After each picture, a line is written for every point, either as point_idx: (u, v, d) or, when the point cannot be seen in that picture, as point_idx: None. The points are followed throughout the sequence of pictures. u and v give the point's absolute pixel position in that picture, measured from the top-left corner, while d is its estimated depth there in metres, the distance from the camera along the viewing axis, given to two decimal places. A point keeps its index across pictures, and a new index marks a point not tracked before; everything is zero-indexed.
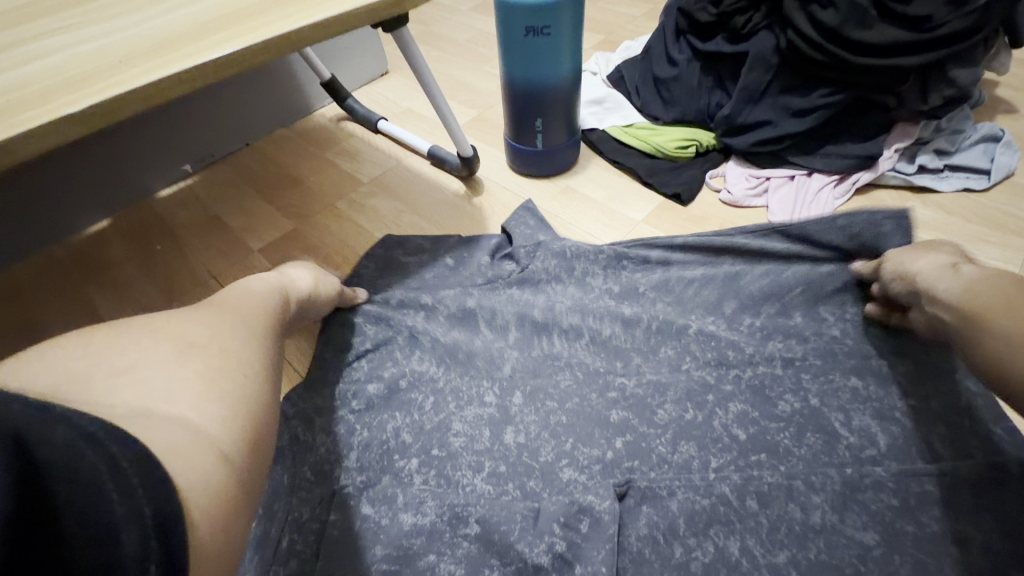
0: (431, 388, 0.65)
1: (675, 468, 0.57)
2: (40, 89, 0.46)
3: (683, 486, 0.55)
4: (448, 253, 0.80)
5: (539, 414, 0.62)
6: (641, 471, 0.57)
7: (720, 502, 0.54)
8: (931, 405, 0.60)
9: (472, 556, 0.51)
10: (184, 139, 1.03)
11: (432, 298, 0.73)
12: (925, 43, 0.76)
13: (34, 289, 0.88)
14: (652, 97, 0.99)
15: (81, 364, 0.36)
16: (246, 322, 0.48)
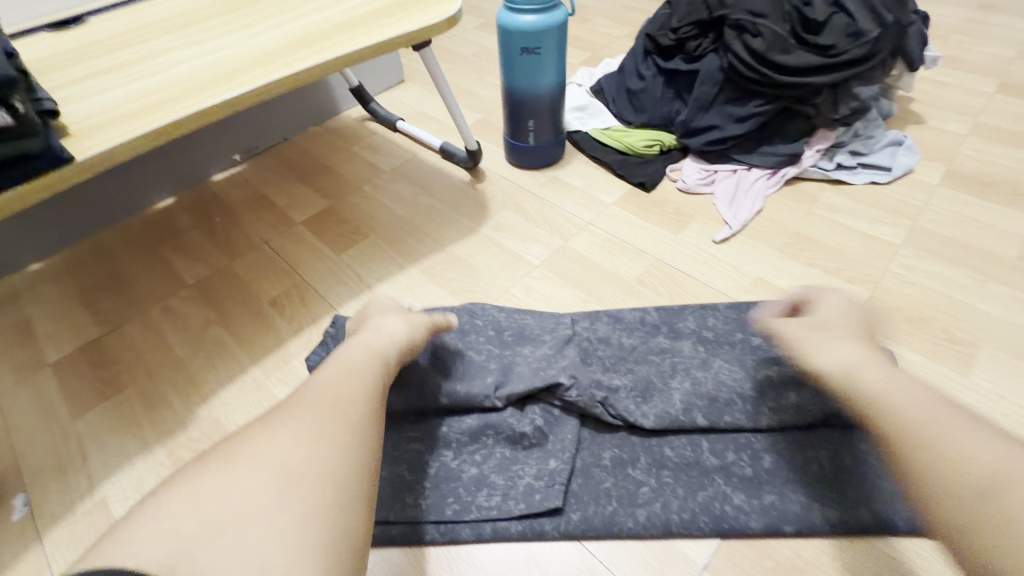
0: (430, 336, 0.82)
1: (632, 374, 0.76)
2: (182, 87, 0.67)
3: (636, 385, 0.74)
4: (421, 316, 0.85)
5: (531, 340, 0.79)
6: (607, 376, 0.76)
7: (660, 392, 0.73)
8: None
9: (474, 429, 0.72)
10: (235, 133, 1.24)
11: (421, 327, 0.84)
12: (833, 65, 0.98)
13: (119, 250, 1.07)
14: (625, 105, 1.21)
15: (185, 504, 0.42)
16: (336, 428, 0.50)
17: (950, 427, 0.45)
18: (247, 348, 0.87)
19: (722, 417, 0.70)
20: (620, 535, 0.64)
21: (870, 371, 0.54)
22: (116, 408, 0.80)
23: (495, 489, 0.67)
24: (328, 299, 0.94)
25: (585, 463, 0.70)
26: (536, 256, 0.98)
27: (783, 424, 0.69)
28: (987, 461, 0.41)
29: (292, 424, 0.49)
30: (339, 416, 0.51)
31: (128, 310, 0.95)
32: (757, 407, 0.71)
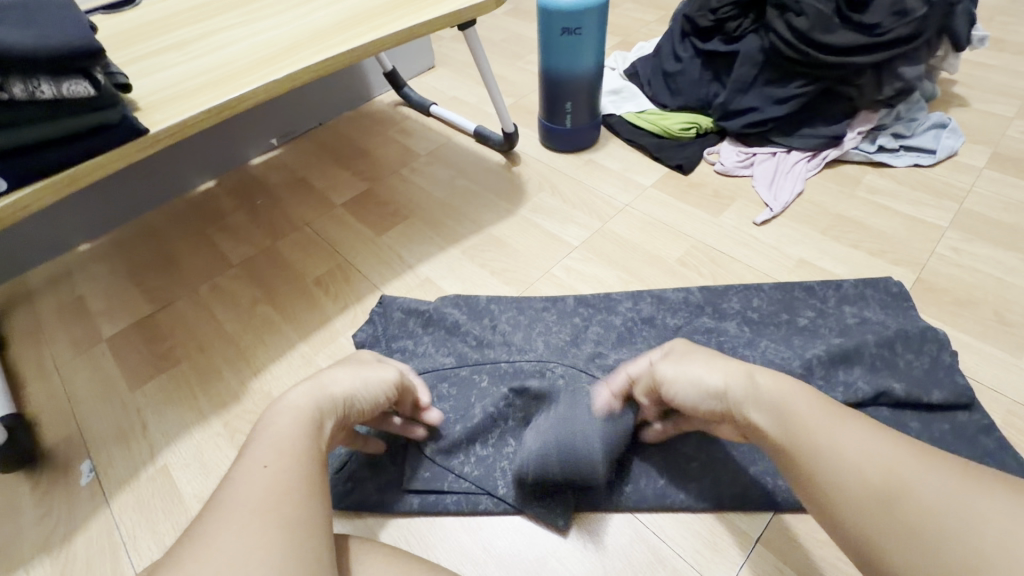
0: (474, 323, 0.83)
1: None
2: (244, 64, 0.68)
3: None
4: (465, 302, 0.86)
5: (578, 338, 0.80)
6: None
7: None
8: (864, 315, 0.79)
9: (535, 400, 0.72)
10: (273, 117, 1.25)
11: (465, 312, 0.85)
12: (878, 45, 0.96)
13: (164, 231, 1.09)
14: (661, 88, 1.20)
15: None
16: (273, 553, 0.36)
17: (820, 433, 0.43)
18: (296, 325, 0.89)
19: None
20: (673, 508, 0.65)
21: (755, 390, 0.49)
22: (172, 381, 0.82)
23: (548, 485, 0.64)
24: (371, 278, 0.95)
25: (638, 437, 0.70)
26: (575, 238, 0.98)
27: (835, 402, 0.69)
28: (868, 470, 0.40)
29: (206, 569, 0.34)
30: (280, 529, 0.37)
31: (175, 288, 0.96)
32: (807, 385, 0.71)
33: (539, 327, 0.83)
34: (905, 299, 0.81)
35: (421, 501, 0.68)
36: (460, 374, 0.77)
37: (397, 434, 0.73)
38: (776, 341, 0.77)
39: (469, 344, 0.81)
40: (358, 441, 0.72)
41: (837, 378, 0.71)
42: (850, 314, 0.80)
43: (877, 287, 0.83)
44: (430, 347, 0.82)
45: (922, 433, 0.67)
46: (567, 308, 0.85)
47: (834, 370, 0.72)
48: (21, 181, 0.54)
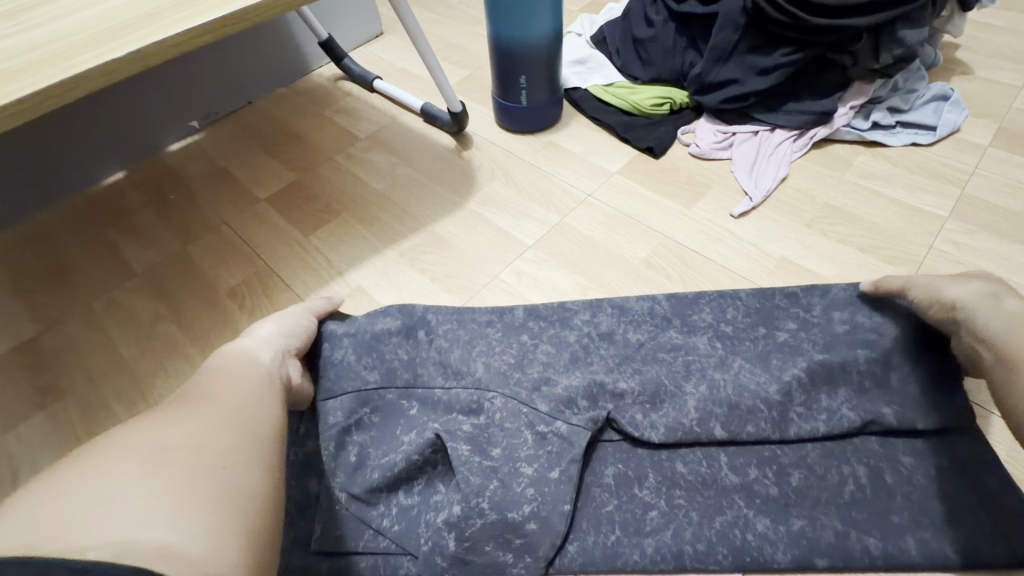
0: (403, 343, 0.70)
1: (639, 376, 0.66)
2: (82, 38, 0.51)
3: (644, 389, 0.64)
4: (393, 314, 0.73)
5: (522, 355, 0.69)
6: (611, 378, 0.66)
7: (672, 399, 0.63)
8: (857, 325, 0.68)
9: (471, 436, 0.62)
10: (191, 95, 1.09)
11: (389, 327, 0.71)
12: (878, 5, 0.83)
13: (62, 233, 0.96)
14: (631, 57, 1.05)
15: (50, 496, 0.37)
16: (224, 414, 0.48)
17: None
18: (201, 347, 0.77)
19: (744, 428, 0.61)
20: (624, 570, 0.56)
21: (1014, 303, 0.52)
22: (53, 420, 0.71)
23: (475, 546, 0.55)
24: (294, 288, 0.83)
25: (585, 482, 0.61)
26: (529, 235, 0.86)
27: (814, 433, 0.60)
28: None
29: (180, 415, 0.47)
30: (235, 402, 0.50)
31: (67, 304, 0.84)
32: (785, 413, 0.61)
33: (480, 345, 0.70)
34: None
35: (330, 565, 0.57)
36: (385, 402, 0.66)
37: (308, 482, 0.63)
38: (751, 361, 0.65)
39: (399, 358, 0.69)
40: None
41: (818, 404, 0.61)
42: (838, 321, 0.67)
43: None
44: (347, 364, 0.67)
45: (917, 471, 0.58)
46: (515, 321, 0.73)
47: (816, 393, 0.62)
48: None
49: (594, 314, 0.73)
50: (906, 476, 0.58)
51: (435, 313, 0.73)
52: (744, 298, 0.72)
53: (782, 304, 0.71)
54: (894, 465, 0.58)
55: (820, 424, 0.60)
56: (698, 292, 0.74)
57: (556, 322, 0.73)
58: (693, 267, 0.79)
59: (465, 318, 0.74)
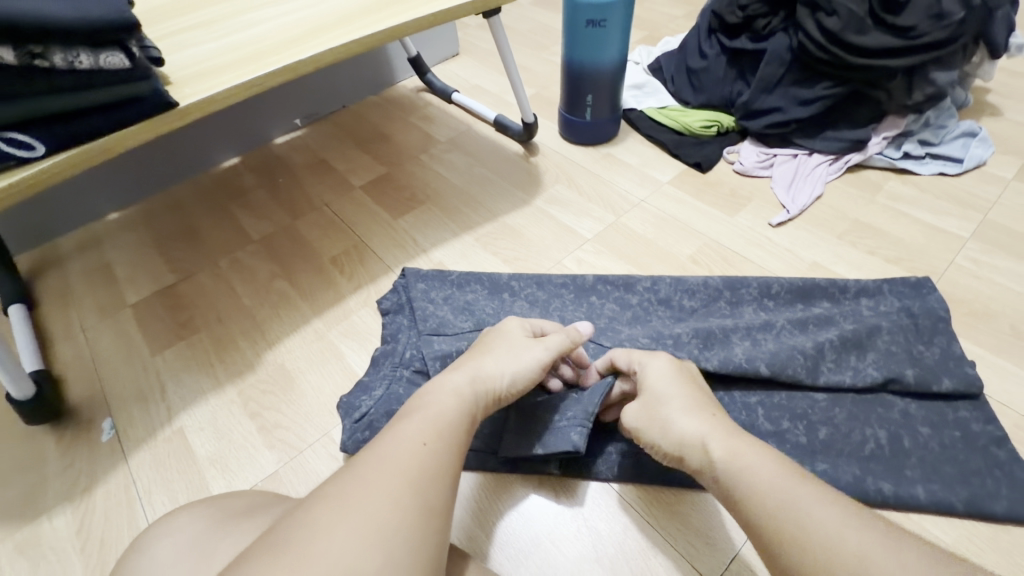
0: (495, 300, 0.85)
1: (694, 326, 0.77)
2: (272, 44, 0.69)
3: (697, 333, 0.76)
4: (487, 278, 0.89)
5: (590, 312, 0.83)
6: (668, 328, 0.78)
7: (721, 344, 0.75)
8: (884, 321, 0.77)
9: None
10: (300, 98, 1.28)
11: (481, 285, 0.88)
12: (912, 48, 0.94)
13: (189, 205, 1.13)
14: (684, 85, 1.19)
15: None
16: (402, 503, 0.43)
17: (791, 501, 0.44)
18: (310, 301, 0.92)
19: (784, 370, 0.71)
20: (671, 485, 0.67)
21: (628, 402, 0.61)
22: (190, 349, 0.86)
23: None
24: (385, 261, 0.97)
25: None
26: (589, 231, 0.99)
27: (841, 384, 0.71)
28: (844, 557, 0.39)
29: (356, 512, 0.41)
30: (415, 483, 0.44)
31: (198, 261, 1.01)
32: (817, 364, 0.72)
33: (556, 303, 0.84)
34: (931, 305, 0.78)
35: None
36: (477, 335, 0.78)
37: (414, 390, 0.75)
38: (792, 323, 0.78)
39: (488, 311, 0.83)
40: (377, 395, 0.74)
41: (841, 376, 0.72)
42: (865, 307, 0.80)
43: (894, 280, 0.83)
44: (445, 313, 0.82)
45: (931, 440, 0.67)
46: (586, 286, 0.86)
47: (845, 356, 0.74)
48: (53, 148, 0.55)
49: (653, 290, 0.85)
50: (921, 442, 0.67)
51: (521, 278, 0.89)
52: (789, 282, 0.84)
53: (818, 291, 0.82)
54: (906, 432, 0.68)
55: (847, 377, 0.72)
56: (743, 280, 0.84)
57: (622, 288, 0.86)
58: (738, 263, 0.91)
59: (546, 281, 0.88)
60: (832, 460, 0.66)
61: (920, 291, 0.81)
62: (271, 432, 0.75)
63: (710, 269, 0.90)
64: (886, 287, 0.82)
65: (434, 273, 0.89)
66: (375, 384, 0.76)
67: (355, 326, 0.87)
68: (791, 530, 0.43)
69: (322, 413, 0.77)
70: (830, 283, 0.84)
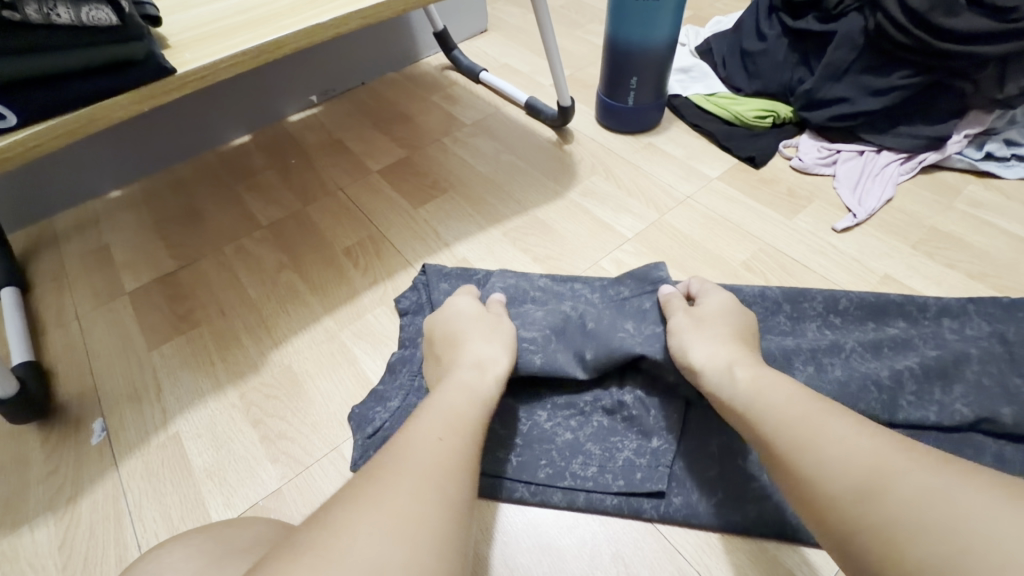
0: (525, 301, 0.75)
1: None
2: (286, 4, 0.60)
3: None
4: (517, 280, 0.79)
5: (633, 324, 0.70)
6: None
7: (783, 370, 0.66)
8: (974, 347, 0.67)
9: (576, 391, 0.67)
10: (317, 73, 1.19)
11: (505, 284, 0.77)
12: (1010, 33, 0.81)
13: (195, 185, 1.06)
14: (737, 69, 1.08)
15: None
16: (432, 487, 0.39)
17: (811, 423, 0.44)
18: (320, 297, 0.84)
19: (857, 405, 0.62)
20: (726, 531, 0.58)
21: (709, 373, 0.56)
22: (189, 344, 0.79)
23: (576, 472, 0.61)
24: (403, 254, 0.89)
25: (690, 446, 0.62)
26: (629, 229, 0.89)
27: (924, 420, 0.62)
28: (857, 459, 0.40)
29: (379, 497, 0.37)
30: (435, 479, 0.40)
31: (202, 247, 0.93)
32: (895, 398, 0.63)
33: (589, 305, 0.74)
34: None
35: None
36: None
37: None
38: (864, 346, 0.68)
39: None
40: (392, 407, 0.66)
41: (925, 412, 0.62)
42: (947, 329, 0.70)
43: (981, 299, 0.73)
44: None
45: None
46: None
47: (928, 388, 0.64)
48: (29, 118, 0.47)
49: None
50: None
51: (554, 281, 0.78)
52: (860, 296, 0.73)
53: (893, 308, 0.72)
54: None
55: (931, 413, 0.62)
56: (805, 294, 0.74)
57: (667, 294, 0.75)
58: (797, 274, 0.81)
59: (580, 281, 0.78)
60: None
61: (1014, 315, 0.70)
62: (274, 443, 0.68)
63: (766, 279, 0.80)
64: (972, 306, 0.72)
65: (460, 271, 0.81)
66: (391, 395, 0.68)
67: (369, 327, 0.79)
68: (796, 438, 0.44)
69: (331, 425, 0.69)
70: (905, 298, 0.73)
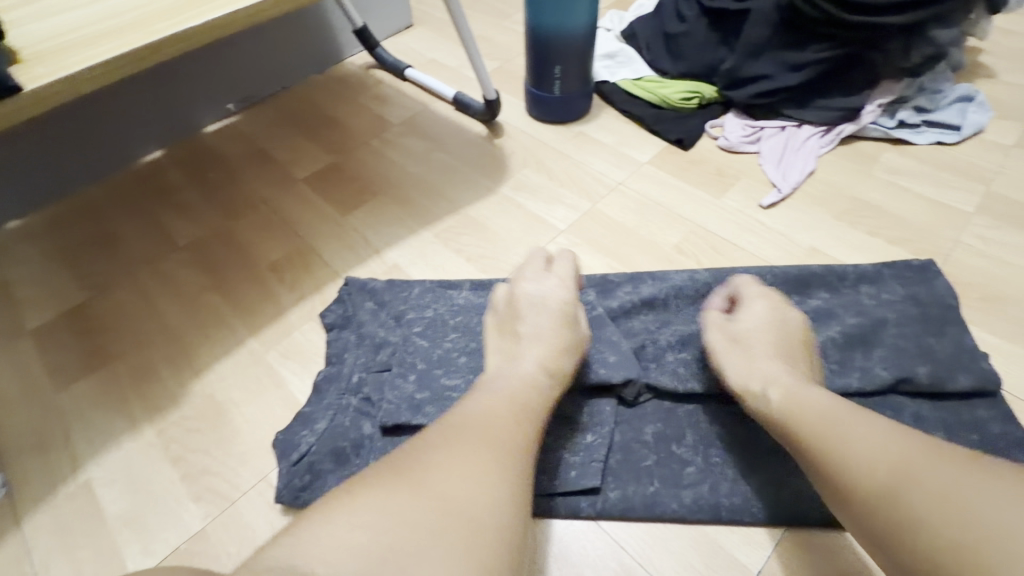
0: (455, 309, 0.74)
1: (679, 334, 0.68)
2: (160, 7, 0.55)
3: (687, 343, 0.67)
4: (451, 286, 0.78)
5: None
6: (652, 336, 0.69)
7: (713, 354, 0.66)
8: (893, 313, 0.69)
9: None
10: (232, 79, 1.12)
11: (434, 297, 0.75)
12: (912, 4, 0.85)
13: (104, 207, 0.98)
14: (661, 53, 1.08)
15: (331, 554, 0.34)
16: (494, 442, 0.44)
17: (831, 424, 0.47)
18: (245, 318, 0.79)
19: None
20: (663, 518, 0.58)
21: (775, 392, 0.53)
22: (100, 382, 0.73)
23: None
24: (331, 265, 0.85)
25: (625, 437, 0.62)
26: (562, 220, 0.88)
27: (849, 388, 0.63)
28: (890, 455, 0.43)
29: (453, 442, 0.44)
30: (496, 448, 0.44)
31: (111, 274, 0.87)
32: (821, 369, 0.64)
33: None
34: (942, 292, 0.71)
35: None
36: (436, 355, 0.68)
37: (362, 423, 0.65)
38: None
39: (451, 322, 0.72)
40: (320, 430, 0.65)
41: (853, 380, 0.63)
42: (866, 295, 0.72)
43: (896, 263, 0.75)
44: (399, 336, 0.71)
45: None
46: None
47: (852, 355, 0.65)
48: None
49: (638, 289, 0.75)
50: None
51: (482, 288, 0.78)
52: (783, 271, 0.75)
53: (816, 279, 0.74)
54: None
55: (855, 380, 0.63)
56: (731, 274, 0.75)
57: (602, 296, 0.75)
58: (728, 254, 0.81)
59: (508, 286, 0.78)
60: None
61: (927, 276, 0.73)
62: (198, 480, 0.63)
63: (697, 261, 0.81)
64: (890, 272, 0.74)
65: (388, 282, 0.79)
66: (317, 416, 0.66)
67: (298, 346, 0.75)
68: (824, 443, 0.47)
69: (259, 453, 0.65)
70: (826, 269, 0.75)
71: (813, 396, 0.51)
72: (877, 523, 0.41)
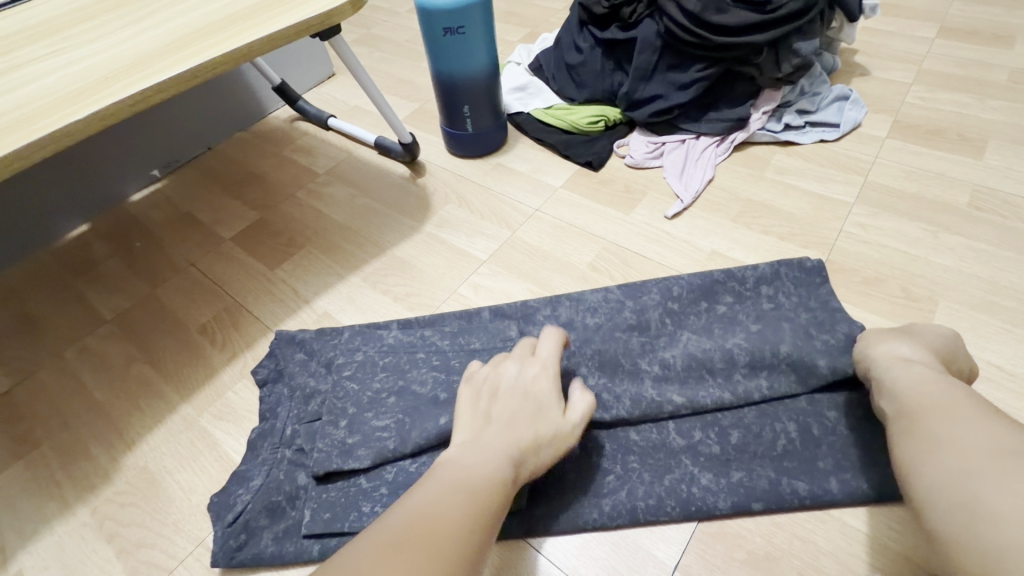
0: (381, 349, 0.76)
1: (598, 356, 0.71)
2: (46, 103, 0.57)
3: (603, 364, 0.70)
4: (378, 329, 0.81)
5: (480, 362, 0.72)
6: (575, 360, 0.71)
7: (630, 376, 0.70)
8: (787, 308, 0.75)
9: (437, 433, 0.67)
10: (154, 147, 1.14)
11: (362, 341, 0.77)
12: (773, 22, 0.93)
13: (27, 290, 0.97)
14: (566, 81, 1.15)
15: None
16: (443, 538, 0.42)
17: (937, 412, 0.45)
18: (176, 385, 0.80)
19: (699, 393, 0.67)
20: (587, 527, 0.61)
21: (901, 377, 0.52)
22: (29, 468, 0.73)
23: None
24: (261, 320, 0.87)
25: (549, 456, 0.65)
26: (484, 251, 0.93)
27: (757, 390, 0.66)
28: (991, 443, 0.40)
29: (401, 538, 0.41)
30: (444, 548, 0.41)
31: (38, 356, 0.86)
32: (729, 376, 0.68)
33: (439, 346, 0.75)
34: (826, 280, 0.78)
35: (321, 547, 0.61)
36: (364, 398, 0.70)
37: (295, 473, 0.67)
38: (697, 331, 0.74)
39: (377, 365, 0.73)
40: (254, 487, 0.66)
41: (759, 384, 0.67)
42: (766, 297, 0.76)
43: (791, 262, 0.79)
44: (327, 385, 0.73)
45: (839, 423, 0.64)
46: (481, 322, 0.80)
47: None
48: None
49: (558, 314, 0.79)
50: (830, 428, 0.64)
51: (409, 327, 0.81)
52: (688, 280, 0.80)
53: (720, 285, 0.79)
54: (819, 418, 0.64)
55: (763, 382, 0.67)
56: (641, 291, 0.80)
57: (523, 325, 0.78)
58: (640, 267, 0.87)
59: (433, 323, 0.81)
60: (753, 465, 0.62)
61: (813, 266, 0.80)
62: (133, 554, 0.64)
63: (611, 276, 0.86)
64: (785, 268, 0.79)
65: (318, 331, 0.81)
66: (253, 473, 0.67)
67: (230, 407, 0.76)
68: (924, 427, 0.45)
69: (195, 518, 0.66)
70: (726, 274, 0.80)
71: (934, 388, 0.48)
72: (927, 493, 0.41)
